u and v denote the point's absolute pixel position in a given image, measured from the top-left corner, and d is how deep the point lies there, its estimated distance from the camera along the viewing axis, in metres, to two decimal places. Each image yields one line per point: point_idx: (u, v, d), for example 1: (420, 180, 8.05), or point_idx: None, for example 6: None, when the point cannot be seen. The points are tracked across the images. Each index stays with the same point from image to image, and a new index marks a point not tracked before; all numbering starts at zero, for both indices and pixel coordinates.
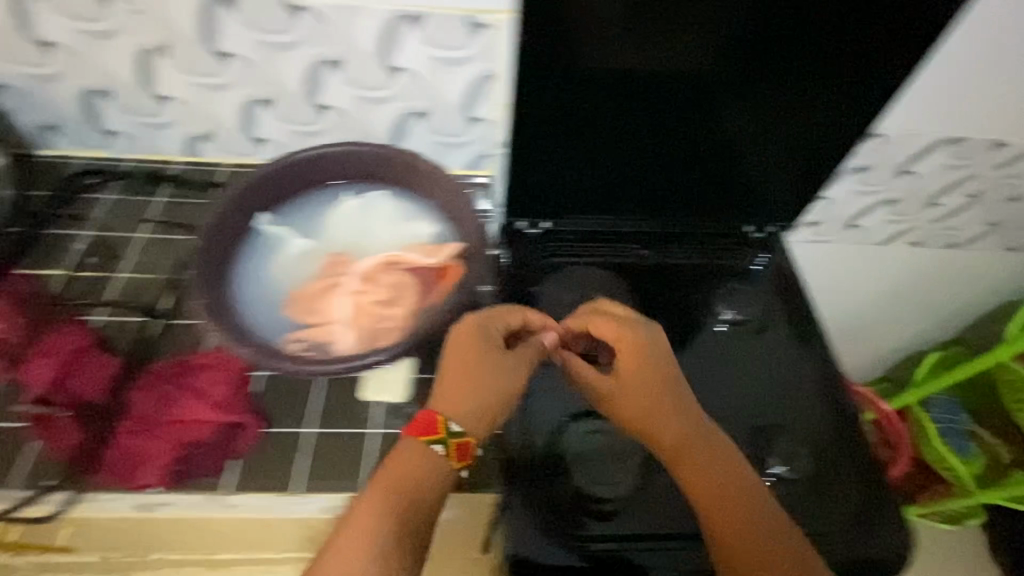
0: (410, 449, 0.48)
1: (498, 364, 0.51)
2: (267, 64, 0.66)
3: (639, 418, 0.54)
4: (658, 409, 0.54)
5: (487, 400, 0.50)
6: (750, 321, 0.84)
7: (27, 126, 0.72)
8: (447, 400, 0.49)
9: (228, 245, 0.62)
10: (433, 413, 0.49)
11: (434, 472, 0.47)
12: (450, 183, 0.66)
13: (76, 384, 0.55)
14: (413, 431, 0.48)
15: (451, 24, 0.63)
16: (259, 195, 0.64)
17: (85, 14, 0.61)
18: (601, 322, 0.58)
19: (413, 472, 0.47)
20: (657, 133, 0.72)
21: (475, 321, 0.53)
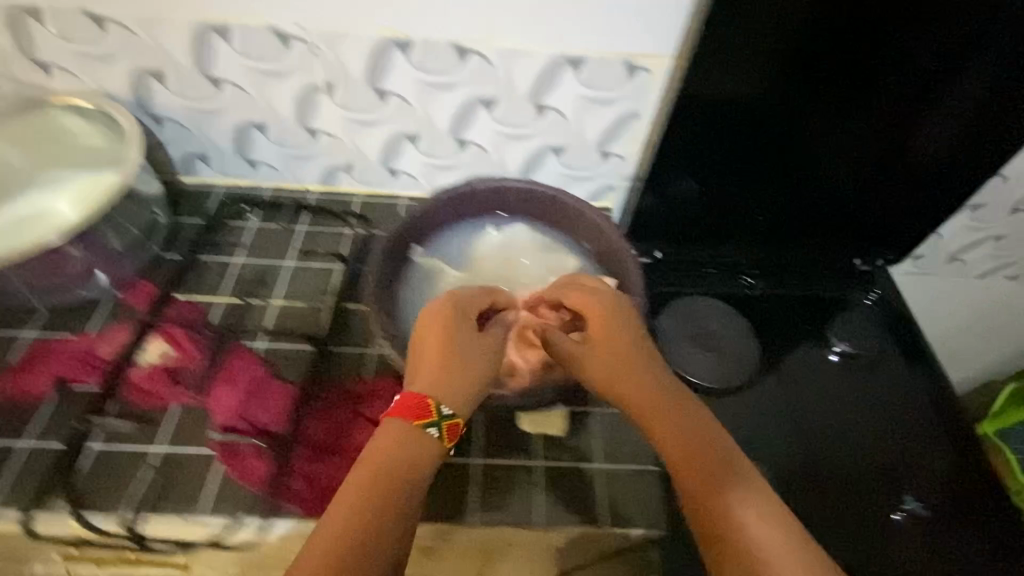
0: (394, 429, 0.44)
1: (469, 346, 0.50)
2: (425, 102, 0.68)
3: (614, 378, 0.52)
4: (626, 367, 0.52)
5: (470, 375, 0.48)
6: (863, 354, 0.84)
7: (177, 156, 0.76)
8: (426, 381, 0.47)
9: (392, 276, 0.65)
10: (420, 395, 0.46)
11: (413, 450, 0.43)
12: (596, 217, 0.69)
13: (258, 412, 0.58)
14: (400, 412, 0.44)
15: (610, 69, 0.64)
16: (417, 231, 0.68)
17: (260, 56, 0.63)
18: (575, 292, 0.57)
19: (393, 452, 0.42)
20: (783, 168, 0.75)
21: (444, 300, 0.53)
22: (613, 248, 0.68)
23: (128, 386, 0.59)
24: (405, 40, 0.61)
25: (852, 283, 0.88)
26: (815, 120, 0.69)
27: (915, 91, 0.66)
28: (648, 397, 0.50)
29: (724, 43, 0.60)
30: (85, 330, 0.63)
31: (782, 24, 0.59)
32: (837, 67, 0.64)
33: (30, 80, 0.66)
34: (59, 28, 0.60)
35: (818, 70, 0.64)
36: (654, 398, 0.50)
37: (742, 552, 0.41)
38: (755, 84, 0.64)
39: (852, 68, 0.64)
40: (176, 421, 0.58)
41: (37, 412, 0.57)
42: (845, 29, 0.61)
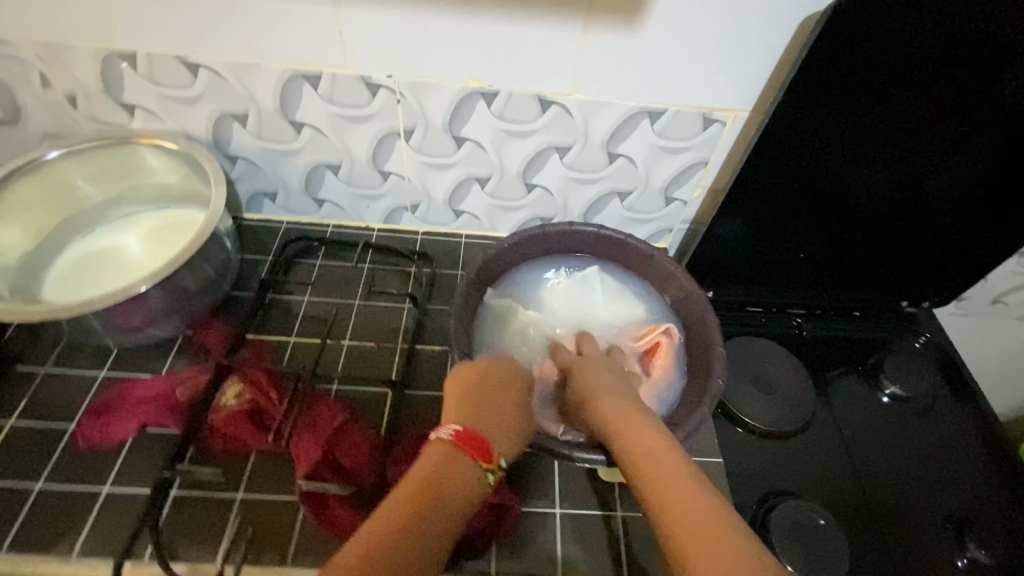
0: (447, 454, 0.45)
1: (502, 402, 0.54)
2: (499, 148, 0.69)
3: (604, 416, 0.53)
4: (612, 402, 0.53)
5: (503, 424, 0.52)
6: (914, 399, 0.82)
7: (244, 193, 0.76)
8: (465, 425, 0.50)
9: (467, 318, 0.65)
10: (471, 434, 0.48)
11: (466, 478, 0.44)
12: (668, 263, 0.71)
13: (338, 458, 0.57)
14: (460, 440, 0.46)
15: (686, 121, 0.66)
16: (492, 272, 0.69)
17: (346, 102, 0.64)
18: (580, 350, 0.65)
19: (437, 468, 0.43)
20: (844, 215, 0.75)
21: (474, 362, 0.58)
22: (686, 292, 0.70)
23: (208, 431, 0.58)
24: (491, 90, 0.62)
25: (904, 330, 0.87)
26: (886, 175, 0.70)
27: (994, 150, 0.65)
28: (621, 430, 0.49)
29: (807, 100, 0.61)
30: (161, 371, 0.63)
31: (867, 84, 0.60)
32: (919, 127, 0.64)
33: (111, 120, 0.67)
34: (150, 72, 0.61)
35: (899, 129, 0.64)
36: (621, 430, 0.49)
37: (705, 551, 0.35)
38: (833, 138, 0.65)
39: (933, 128, 0.64)
40: (256, 467, 0.57)
41: (121, 455, 0.57)
42: (933, 92, 0.61)
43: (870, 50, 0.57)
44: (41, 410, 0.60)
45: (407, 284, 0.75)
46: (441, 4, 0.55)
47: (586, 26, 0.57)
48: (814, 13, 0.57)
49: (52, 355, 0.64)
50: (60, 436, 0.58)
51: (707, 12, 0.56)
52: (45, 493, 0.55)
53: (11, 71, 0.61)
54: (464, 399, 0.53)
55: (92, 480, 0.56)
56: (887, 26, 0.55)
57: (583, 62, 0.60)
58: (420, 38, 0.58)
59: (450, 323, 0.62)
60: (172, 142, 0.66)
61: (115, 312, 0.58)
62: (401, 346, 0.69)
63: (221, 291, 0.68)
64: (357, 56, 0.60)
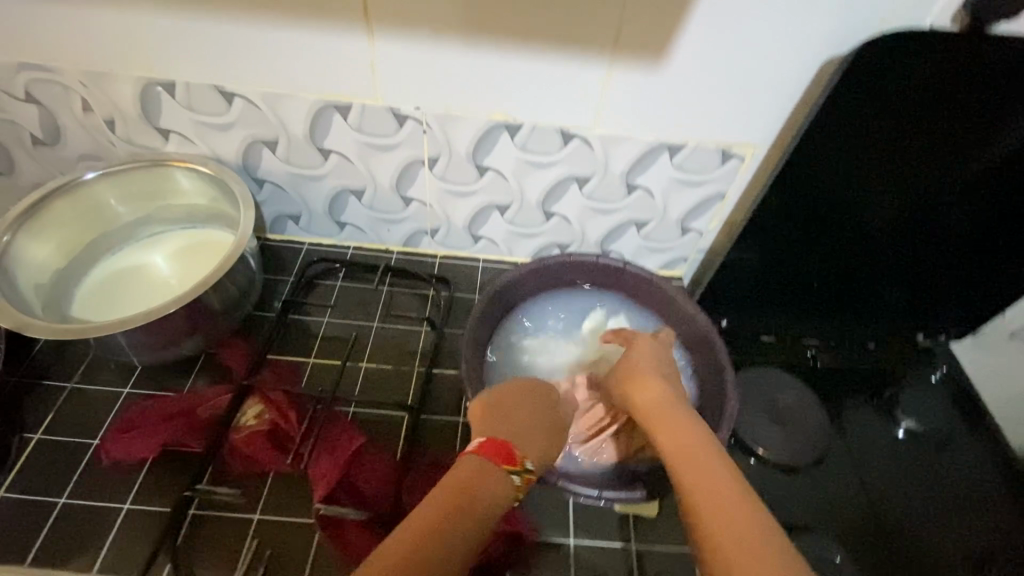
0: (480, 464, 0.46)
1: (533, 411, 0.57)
2: (520, 177, 0.70)
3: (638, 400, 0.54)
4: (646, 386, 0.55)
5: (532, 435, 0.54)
6: (932, 434, 0.81)
7: (269, 215, 0.78)
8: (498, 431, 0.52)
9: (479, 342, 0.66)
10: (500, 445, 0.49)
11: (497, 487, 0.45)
12: (665, 282, 0.71)
13: (355, 481, 0.57)
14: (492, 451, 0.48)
15: (703, 156, 0.67)
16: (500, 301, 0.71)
17: (374, 131, 0.66)
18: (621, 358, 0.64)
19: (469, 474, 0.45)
20: (860, 247, 0.75)
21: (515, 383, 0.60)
22: (685, 313, 0.70)
23: (229, 450, 0.59)
24: (515, 122, 0.64)
25: (916, 360, 0.87)
26: (903, 212, 0.70)
27: (1005, 184, 0.66)
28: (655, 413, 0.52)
29: (826, 138, 0.62)
30: (183, 390, 0.64)
31: (886, 124, 0.61)
32: (936, 165, 0.65)
33: (146, 144, 0.69)
34: (187, 99, 0.63)
35: (916, 166, 0.65)
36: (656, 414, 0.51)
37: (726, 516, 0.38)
38: (851, 174, 0.66)
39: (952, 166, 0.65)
40: (273, 489, 0.57)
41: (143, 472, 0.58)
42: (952, 132, 0.62)
43: (889, 91, 0.58)
44: (65, 425, 0.61)
45: (426, 307, 0.76)
46: (470, 41, 0.57)
47: (610, 63, 0.59)
48: (833, 56, 0.58)
49: (77, 371, 0.65)
50: (83, 453, 0.59)
51: (729, 54, 0.58)
52: (67, 509, 0.56)
53: (55, 96, 0.64)
54: (493, 408, 0.55)
55: (113, 497, 0.56)
56: (907, 69, 0.56)
57: (606, 98, 0.62)
58: (448, 72, 0.60)
59: (464, 348, 0.63)
60: (204, 165, 0.68)
61: (143, 330, 0.59)
62: (418, 369, 0.69)
63: (244, 311, 0.69)
64: (387, 88, 0.61)
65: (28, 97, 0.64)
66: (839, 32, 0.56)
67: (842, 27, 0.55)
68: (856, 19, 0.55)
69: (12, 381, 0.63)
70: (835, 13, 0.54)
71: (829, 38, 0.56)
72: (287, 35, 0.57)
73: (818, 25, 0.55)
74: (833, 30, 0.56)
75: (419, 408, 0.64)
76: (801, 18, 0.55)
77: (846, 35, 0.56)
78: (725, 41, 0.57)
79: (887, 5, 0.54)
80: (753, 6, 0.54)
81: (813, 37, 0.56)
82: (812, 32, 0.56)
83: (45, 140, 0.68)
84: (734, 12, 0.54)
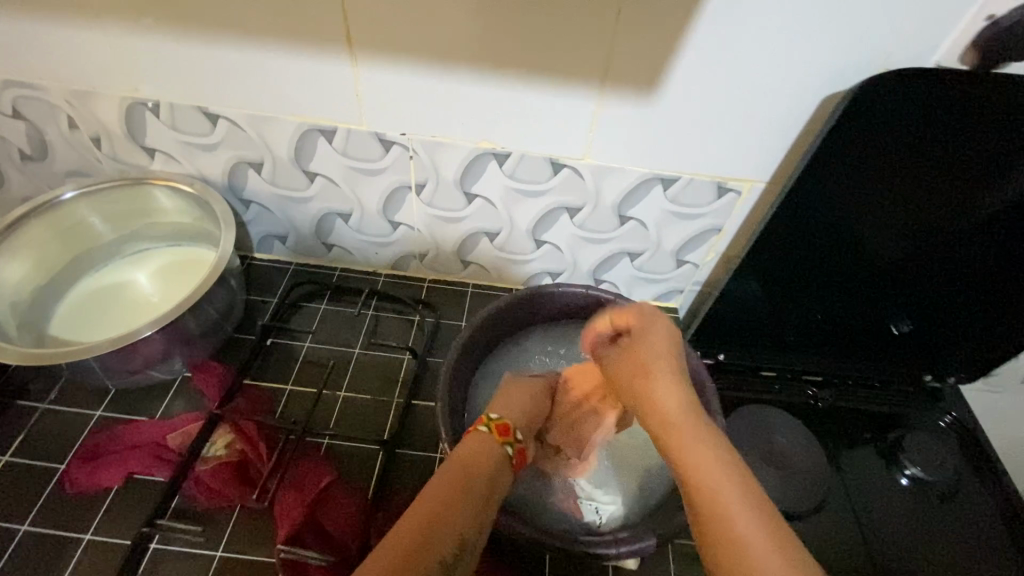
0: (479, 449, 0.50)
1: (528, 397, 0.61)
2: (509, 205, 0.69)
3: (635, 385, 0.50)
4: (642, 368, 0.50)
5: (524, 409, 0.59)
6: (938, 483, 0.74)
7: (256, 235, 0.77)
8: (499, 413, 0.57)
9: (460, 376, 0.63)
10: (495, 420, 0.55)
11: (489, 452, 0.50)
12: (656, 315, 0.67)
13: (322, 520, 0.56)
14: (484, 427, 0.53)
15: (699, 190, 0.65)
16: (484, 333, 0.67)
17: (360, 155, 0.65)
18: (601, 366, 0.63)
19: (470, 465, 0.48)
20: (863, 284, 0.70)
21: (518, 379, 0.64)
22: None
23: (194, 481, 0.57)
24: (503, 151, 0.63)
25: (923, 404, 0.79)
26: (911, 247, 0.65)
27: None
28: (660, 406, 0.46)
29: (828, 175, 0.59)
30: (156, 414, 0.63)
31: (890, 162, 0.58)
32: (944, 201, 0.61)
33: (132, 161, 0.68)
34: (173, 120, 0.63)
35: (924, 203, 0.61)
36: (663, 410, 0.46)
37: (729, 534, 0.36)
38: (854, 212, 0.62)
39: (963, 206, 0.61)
40: (237, 524, 0.56)
41: (105, 502, 0.56)
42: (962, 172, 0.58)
43: (892, 130, 0.55)
44: (34, 448, 0.60)
45: (410, 336, 0.74)
46: (456, 70, 0.56)
47: (600, 95, 0.57)
48: (833, 93, 0.56)
49: (52, 391, 0.64)
50: (49, 478, 0.58)
51: (723, 88, 0.56)
52: (28, 536, 0.54)
53: (41, 112, 0.63)
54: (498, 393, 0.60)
55: (74, 526, 0.55)
56: (912, 109, 0.53)
57: (596, 130, 0.60)
58: (435, 100, 0.59)
59: (442, 379, 0.60)
60: (189, 185, 0.67)
61: (112, 355, 0.57)
62: (396, 400, 0.67)
63: (223, 335, 0.68)
64: (373, 114, 0.60)
65: (15, 112, 0.63)
66: (838, 69, 0.54)
67: (842, 64, 0.53)
68: (857, 57, 0.53)
69: None
70: (833, 51, 0.52)
71: (828, 75, 0.54)
72: (272, 60, 0.57)
73: (816, 61, 0.53)
74: (832, 67, 0.54)
75: (393, 443, 0.62)
76: (798, 54, 0.53)
77: (846, 72, 0.54)
78: (719, 76, 0.55)
79: (890, 43, 0.52)
80: (748, 41, 0.52)
81: (811, 73, 0.54)
82: (810, 68, 0.54)
83: (33, 154, 0.68)
84: (726, 47, 0.53)
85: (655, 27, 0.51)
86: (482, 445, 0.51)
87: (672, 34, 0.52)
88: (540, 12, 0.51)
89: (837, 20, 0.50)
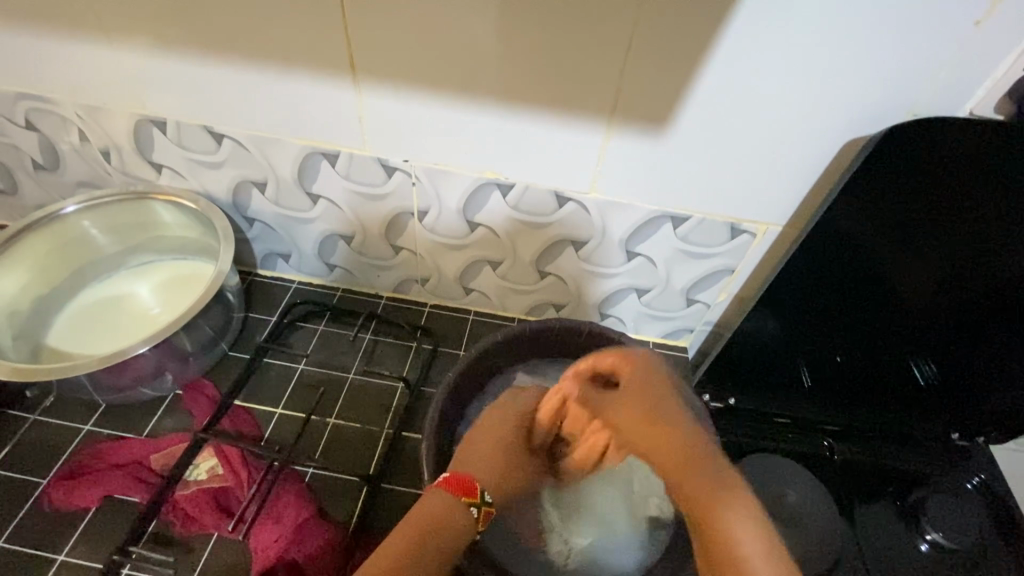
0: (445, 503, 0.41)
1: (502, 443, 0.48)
2: (512, 235, 0.67)
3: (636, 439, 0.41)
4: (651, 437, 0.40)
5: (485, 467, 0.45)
6: (961, 553, 0.65)
7: (259, 252, 0.76)
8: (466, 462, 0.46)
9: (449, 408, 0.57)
10: (462, 478, 0.44)
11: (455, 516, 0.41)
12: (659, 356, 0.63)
13: (296, 556, 0.54)
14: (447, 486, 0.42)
15: (711, 228, 0.62)
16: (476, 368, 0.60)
17: (362, 179, 0.64)
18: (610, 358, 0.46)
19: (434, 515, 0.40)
20: (881, 330, 0.65)
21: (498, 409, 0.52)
22: None
23: (172, 506, 0.56)
24: (507, 181, 0.61)
25: (948, 464, 0.70)
26: (940, 287, 0.59)
27: None
28: (676, 450, 0.38)
29: (849, 219, 0.55)
30: (145, 432, 0.62)
31: (917, 206, 0.53)
32: (979, 241, 0.54)
33: (139, 175, 0.68)
34: (180, 137, 0.63)
35: (961, 247, 0.55)
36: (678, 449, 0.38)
37: None
38: (876, 256, 0.58)
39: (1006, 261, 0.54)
40: (211, 554, 0.54)
41: (81, 522, 0.55)
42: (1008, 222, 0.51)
43: (918, 178, 0.52)
44: (20, 460, 0.59)
45: (405, 364, 0.72)
46: (461, 99, 0.55)
47: (608, 129, 0.55)
48: (857, 137, 0.53)
49: (45, 401, 0.63)
50: (30, 493, 0.57)
51: (737, 128, 0.53)
52: (4, 553, 0.53)
53: (53, 125, 0.64)
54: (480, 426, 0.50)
55: (49, 546, 0.54)
56: (941, 157, 0.50)
57: (603, 165, 0.58)
58: (439, 128, 0.57)
59: (432, 409, 0.55)
60: (193, 202, 0.67)
61: (99, 373, 0.56)
62: (386, 430, 0.65)
63: (216, 353, 0.67)
64: (376, 139, 0.59)
65: (29, 124, 0.64)
66: (863, 112, 0.51)
67: (866, 108, 0.50)
68: (884, 101, 0.50)
69: None
70: (858, 94, 0.49)
71: (852, 118, 0.51)
72: (277, 83, 0.56)
73: (839, 103, 0.50)
74: (856, 110, 0.51)
75: (378, 477, 0.60)
76: (819, 97, 0.50)
77: (870, 116, 0.51)
78: (734, 114, 0.52)
79: (918, 88, 0.49)
80: (764, 81, 0.50)
81: (833, 115, 0.51)
82: (832, 109, 0.51)
83: (45, 165, 0.69)
84: (741, 89, 0.50)
85: (665, 65, 0.50)
86: (446, 507, 0.41)
87: (685, 71, 0.50)
88: (548, 45, 0.49)
89: (862, 62, 0.47)
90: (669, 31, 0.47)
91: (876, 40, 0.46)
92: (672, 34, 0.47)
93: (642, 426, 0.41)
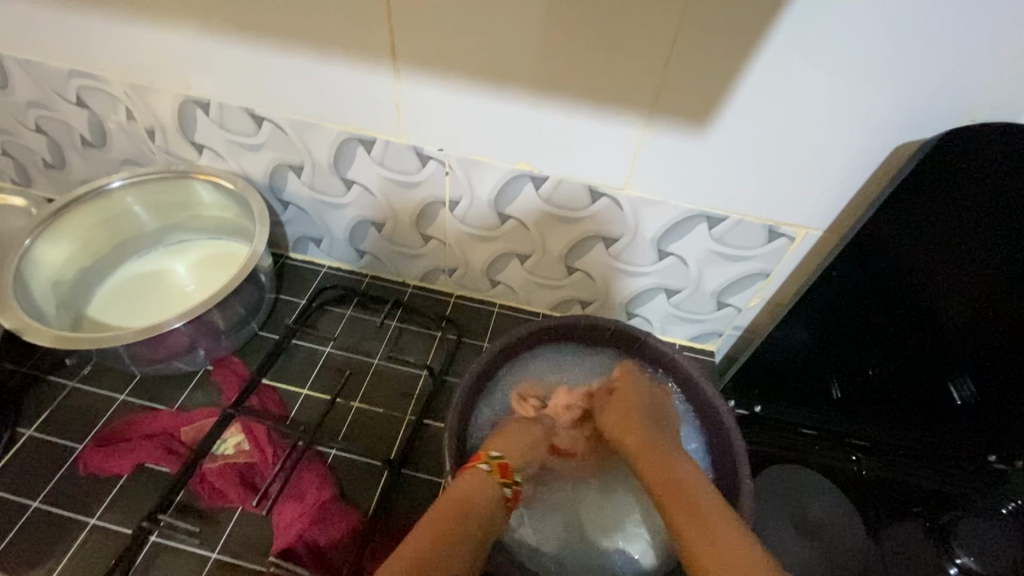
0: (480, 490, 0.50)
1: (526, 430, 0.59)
2: (542, 229, 0.66)
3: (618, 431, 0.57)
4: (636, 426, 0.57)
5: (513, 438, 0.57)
6: None
7: (292, 236, 0.77)
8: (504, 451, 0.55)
9: (474, 397, 0.57)
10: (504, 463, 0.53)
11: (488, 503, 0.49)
12: (689, 359, 0.61)
13: (315, 536, 0.55)
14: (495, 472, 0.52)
15: (749, 231, 0.61)
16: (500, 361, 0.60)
17: (397, 166, 0.64)
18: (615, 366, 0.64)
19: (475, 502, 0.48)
20: (920, 346, 0.62)
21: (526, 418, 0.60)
22: (712, 409, 0.59)
23: (200, 478, 0.58)
24: (541, 174, 0.61)
25: (983, 486, 0.65)
26: (990, 304, 0.56)
27: None
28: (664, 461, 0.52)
29: (894, 227, 0.53)
30: (176, 404, 0.64)
31: (968, 217, 0.51)
32: None
33: (181, 155, 0.70)
34: (222, 119, 0.64)
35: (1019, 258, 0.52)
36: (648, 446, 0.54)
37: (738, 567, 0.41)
38: (921, 265, 0.56)
39: None
40: (235, 527, 0.56)
41: (115, 487, 0.57)
42: None
43: (974, 185, 0.49)
44: (59, 425, 0.61)
45: (429, 352, 0.72)
46: (499, 89, 0.54)
47: (647, 124, 0.54)
48: (911, 140, 0.50)
49: (83, 369, 0.66)
50: (67, 456, 0.59)
51: (784, 125, 0.52)
52: (40, 513, 0.55)
53: (103, 103, 0.66)
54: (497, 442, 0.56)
55: (83, 508, 0.56)
56: (1000, 164, 0.47)
57: (640, 160, 0.57)
58: (476, 118, 0.57)
59: (455, 398, 0.55)
60: (231, 183, 0.68)
61: (134, 345, 0.58)
62: (408, 417, 0.66)
63: (246, 333, 0.69)
64: (412, 127, 0.60)
65: (80, 101, 0.67)
66: (918, 114, 0.49)
67: (921, 110, 0.48)
68: (939, 105, 0.48)
69: (20, 372, 0.65)
70: (913, 96, 0.47)
71: (905, 119, 0.49)
72: (320, 69, 0.57)
73: (890, 105, 0.48)
74: (910, 113, 0.49)
75: (399, 463, 0.60)
76: (870, 98, 0.48)
77: (925, 119, 0.49)
78: (780, 111, 0.51)
79: (980, 89, 0.46)
80: (814, 79, 0.48)
81: (884, 116, 0.49)
82: (885, 110, 0.49)
83: (93, 141, 0.71)
84: (788, 87, 0.49)
85: (711, 59, 0.48)
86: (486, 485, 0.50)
87: (733, 65, 0.48)
88: (591, 36, 0.49)
89: (918, 62, 0.45)
90: (717, 22, 0.46)
91: (940, 37, 0.44)
92: (720, 24, 0.46)
93: (629, 427, 0.57)
